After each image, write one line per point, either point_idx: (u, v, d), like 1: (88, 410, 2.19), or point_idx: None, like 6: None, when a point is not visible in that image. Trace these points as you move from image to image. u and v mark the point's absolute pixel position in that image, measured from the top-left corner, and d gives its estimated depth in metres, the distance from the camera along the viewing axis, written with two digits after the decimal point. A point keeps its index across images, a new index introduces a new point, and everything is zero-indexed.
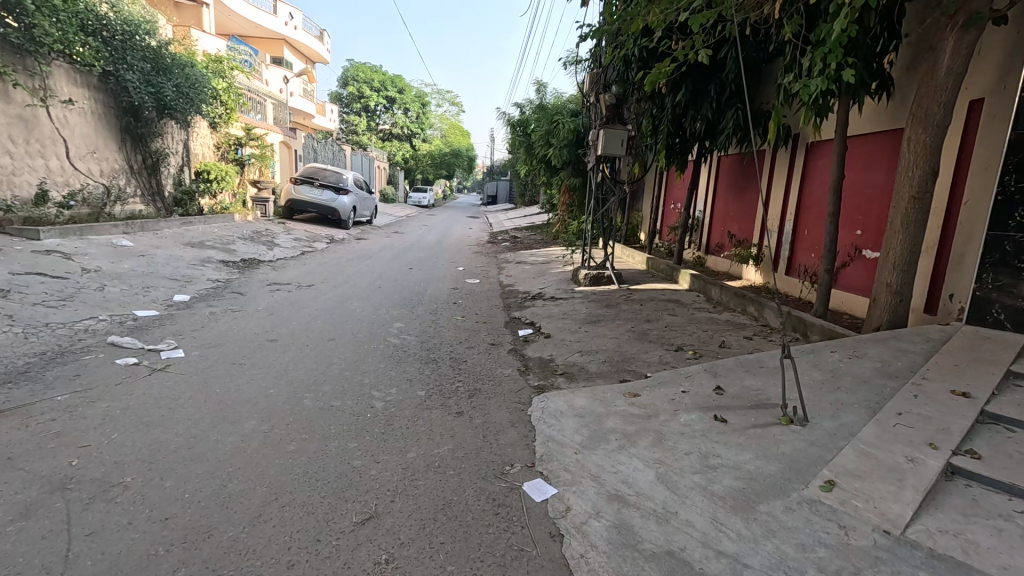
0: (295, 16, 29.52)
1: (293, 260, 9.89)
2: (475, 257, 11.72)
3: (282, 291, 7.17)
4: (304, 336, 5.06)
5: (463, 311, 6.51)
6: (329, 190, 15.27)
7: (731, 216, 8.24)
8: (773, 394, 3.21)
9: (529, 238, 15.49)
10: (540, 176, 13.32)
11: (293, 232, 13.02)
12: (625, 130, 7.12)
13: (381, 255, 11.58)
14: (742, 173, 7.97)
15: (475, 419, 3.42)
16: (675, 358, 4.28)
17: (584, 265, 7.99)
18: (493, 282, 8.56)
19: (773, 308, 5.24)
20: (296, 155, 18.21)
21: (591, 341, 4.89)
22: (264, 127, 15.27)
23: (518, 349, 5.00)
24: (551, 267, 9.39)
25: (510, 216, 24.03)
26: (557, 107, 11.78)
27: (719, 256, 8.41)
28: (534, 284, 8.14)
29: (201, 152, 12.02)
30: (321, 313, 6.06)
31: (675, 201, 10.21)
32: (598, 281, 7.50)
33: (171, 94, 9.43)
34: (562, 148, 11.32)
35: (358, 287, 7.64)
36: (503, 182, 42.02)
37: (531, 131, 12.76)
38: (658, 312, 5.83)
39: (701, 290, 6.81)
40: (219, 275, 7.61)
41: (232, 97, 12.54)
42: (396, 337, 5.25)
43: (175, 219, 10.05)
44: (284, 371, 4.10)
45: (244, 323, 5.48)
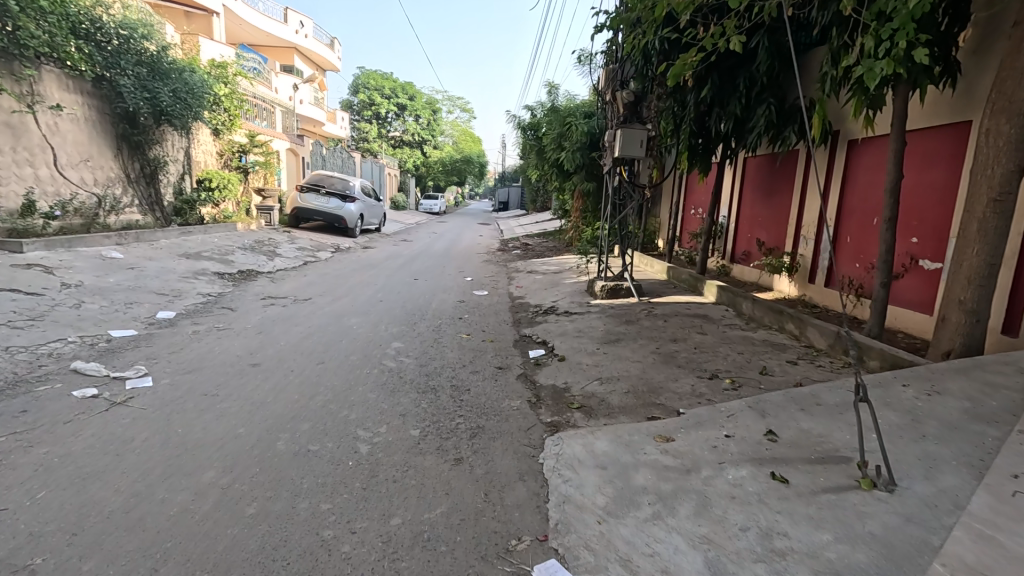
0: (305, 24, 29.46)
1: (293, 271, 9.45)
2: (484, 267, 11.20)
3: (276, 306, 6.71)
4: (291, 360, 4.55)
5: (469, 328, 5.96)
6: (336, 198, 14.91)
7: (759, 221, 7.62)
8: (841, 442, 2.61)
9: (540, 246, 14.95)
10: (552, 181, 12.80)
11: (297, 241, 12.63)
12: (644, 129, 6.55)
13: (386, 264, 11.10)
14: (772, 175, 7.35)
15: (475, 468, 2.87)
16: (712, 390, 3.68)
17: (600, 276, 7.42)
18: (503, 294, 8.02)
19: (817, 327, 4.63)
20: (303, 162, 17.92)
21: (612, 366, 4.30)
22: (270, 133, 14.98)
23: (528, 374, 4.44)
24: (564, 277, 8.83)
25: (521, 223, 23.53)
26: (569, 109, 11.27)
27: (746, 265, 7.79)
28: (546, 296, 7.59)
29: (203, 160, 11.73)
30: (314, 331, 5.56)
31: (696, 206, 9.61)
32: (616, 293, 6.92)
33: (168, 100, 9.07)
34: (575, 152, 10.79)
35: (358, 301, 7.15)
36: (514, 189, 41.59)
37: (543, 134, 12.25)
38: (686, 330, 5.23)
39: (730, 303, 6.20)
40: (212, 288, 7.18)
41: (235, 104, 12.23)
42: (393, 359, 4.72)
43: (173, 230, 9.70)
44: (260, 404, 3.59)
45: (228, 344, 5.00)
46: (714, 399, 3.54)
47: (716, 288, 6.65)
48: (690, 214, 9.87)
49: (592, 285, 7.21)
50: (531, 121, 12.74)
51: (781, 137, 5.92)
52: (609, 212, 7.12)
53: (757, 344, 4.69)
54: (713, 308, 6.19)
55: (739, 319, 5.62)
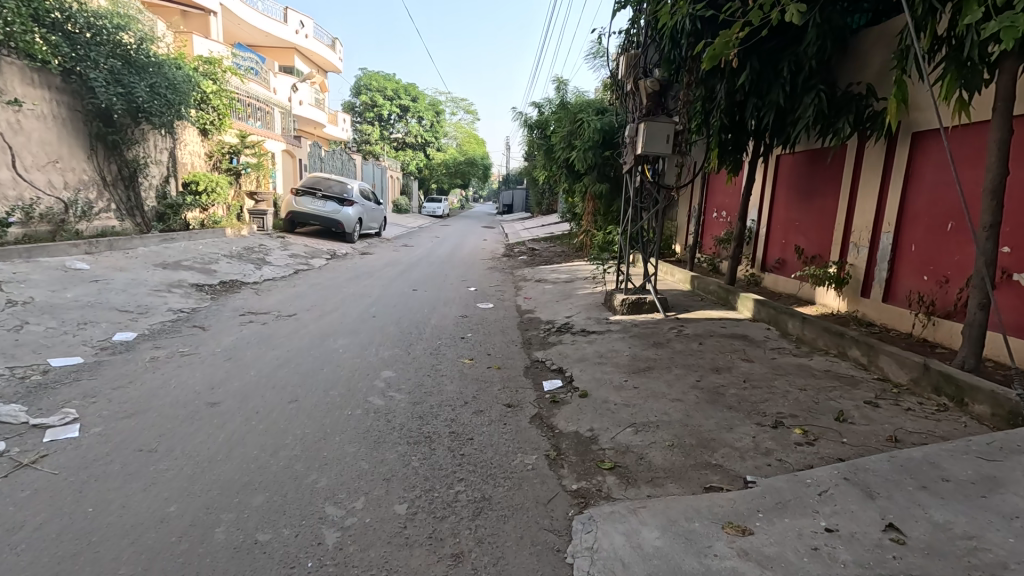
0: (305, 24, 28.83)
1: (282, 281, 8.72)
2: (489, 275, 10.42)
3: (256, 324, 5.98)
4: (258, 397, 3.79)
5: (472, 351, 5.19)
6: (333, 201, 14.18)
7: (796, 226, 6.82)
8: (1006, 553, 1.82)
9: (548, 251, 14.18)
10: (561, 183, 12.02)
11: (290, 248, 11.90)
12: (671, 122, 5.77)
13: (383, 272, 10.35)
14: (810, 174, 6.56)
15: (480, 573, 2.09)
16: (781, 444, 2.89)
17: (619, 288, 6.63)
18: (510, 307, 7.24)
19: (894, 355, 3.82)
20: (300, 164, 17.22)
21: (647, 408, 3.51)
22: (264, 133, 14.30)
23: (543, 415, 3.66)
24: (577, 288, 8.04)
25: (526, 226, 22.78)
26: (580, 105, 10.49)
27: (783, 275, 6.98)
28: (558, 310, 6.80)
29: (190, 161, 11.05)
30: (293, 355, 4.81)
31: (719, 210, 8.81)
32: (638, 308, 6.13)
33: (144, 95, 8.31)
34: (586, 151, 10.02)
35: (348, 316, 6.39)
36: (519, 192, 40.97)
37: (551, 133, 11.47)
38: (729, 357, 4.43)
39: (772, 321, 5.41)
40: (187, 303, 6.45)
41: (225, 102, 11.54)
42: (381, 395, 3.96)
43: (154, 236, 9.02)
44: (207, 465, 2.82)
45: (188, 373, 4.25)
46: (787, 459, 2.74)
47: (753, 302, 5.85)
48: (711, 218, 9.06)
49: (610, 298, 6.43)
50: (538, 119, 11.96)
51: (833, 130, 5.11)
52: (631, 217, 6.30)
53: (820, 376, 3.89)
54: (752, 327, 5.40)
55: (788, 342, 4.82)
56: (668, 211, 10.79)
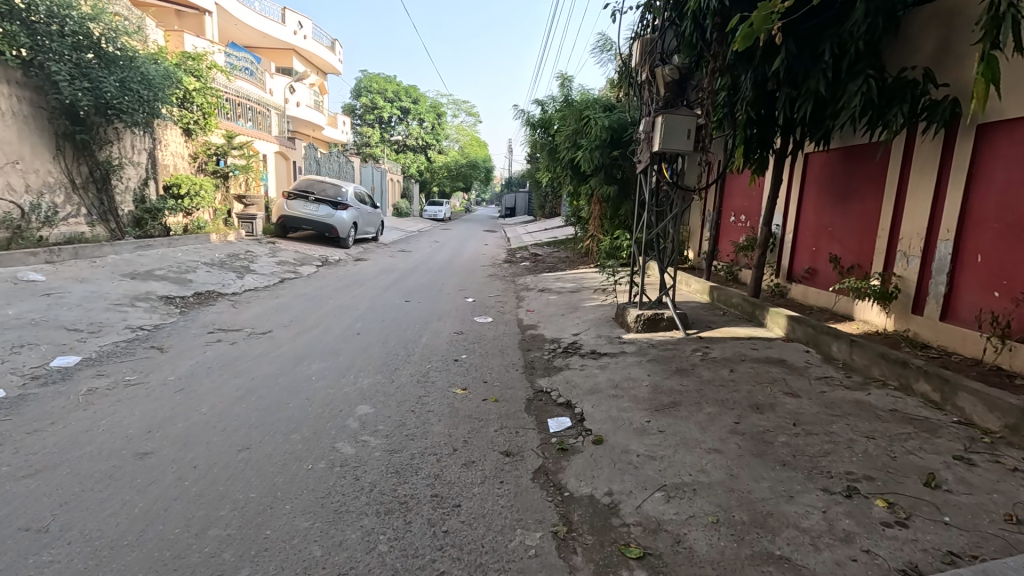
0: (304, 25, 28.25)
1: (264, 292, 8.07)
2: (489, 283, 9.75)
3: (223, 343, 5.30)
4: (202, 444, 3.12)
5: (466, 377, 4.51)
6: (326, 204, 13.54)
7: (829, 232, 6.13)
8: None
9: (552, 256, 13.50)
10: (566, 184, 11.35)
11: (279, 254, 11.26)
12: (692, 115, 5.10)
13: (376, 281, 9.70)
14: (847, 174, 5.86)
15: None
16: (863, 525, 2.19)
17: (632, 302, 5.94)
18: (510, 322, 6.56)
19: (981, 394, 3.11)
20: (294, 166, 16.60)
21: (678, 463, 2.82)
22: (255, 134, 13.70)
23: (549, 468, 2.97)
24: (584, 299, 7.35)
25: (529, 230, 22.08)
26: (586, 102, 9.81)
27: (815, 286, 6.28)
28: (564, 325, 6.12)
29: (172, 163, 10.46)
30: (257, 384, 4.14)
31: (736, 214, 8.15)
32: (655, 325, 5.44)
33: (114, 91, 7.69)
34: (593, 150, 9.33)
35: (329, 334, 5.72)
36: (522, 195, 40.32)
37: (555, 132, 10.80)
38: (769, 390, 3.73)
39: (812, 341, 4.71)
40: (150, 319, 5.79)
41: (209, 101, 10.95)
42: (352, 440, 3.28)
43: (128, 242, 8.41)
44: (105, 556, 2.14)
45: (126, 410, 3.58)
46: (878, 551, 2.04)
47: (786, 319, 5.16)
48: (728, 223, 8.39)
49: (622, 314, 5.74)
50: (542, 117, 11.25)
51: (883, 121, 4.41)
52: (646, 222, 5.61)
53: (887, 418, 3.19)
54: (788, 349, 4.70)
55: (834, 370, 4.12)
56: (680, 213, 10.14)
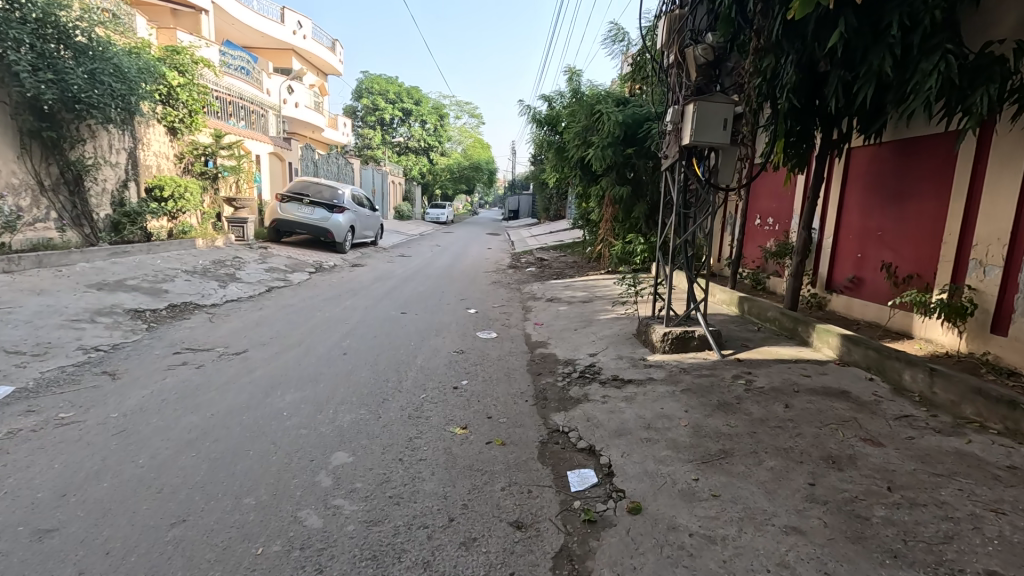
0: (304, 25, 27.70)
1: (247, 303, 7.39)
2: (492, 291, 9.07)
3: (187, 366, 4.61)
4: (125, 516, 2.42)
5: (466, 413, 3.80)
6: (321, 207, 12.89)
7: (879, 237, 5.43)
8: None
9: (559, 261, 12.81)
10: (575, 185, 10.66)
11: (269, 260, 10.59)
12: (729, 102, 4.40)
13: (371, 289, 9.03)
14: (902, 171, 5.16)
15: None
16: None
17: (656, 317, 5.21)
18: (516, 338, 5.85)
19: None
20: (288, 168, 15.96)
21: (749, 551, 2.11)
22: (247, 134, 13.07)
23: (573, 551, 2.25)
24: (598, 311, 6.65)
25: (533, 233, 21.37)
26: (596, 96, 9.10)
27: (863, 298, 5.57)
28: (578, 343, 5.41)
29: (155, 163, 9.84)
30: (216, 422, 3.45)
31: (763, 216, 7.50)
32: (684, 345, 4.72)
33: (82, 83, 7.06)
34: (605, 147, 8.61)
35: (312, 355, 5.02)
36: (526, 198, 39.71)
37: (563, 129, 10.10)
38: (840, 433, 3.02)
39: (875, 367, 3.99)
40: (109, 337, 5.11)
41: (195, 98, 10.37)
42: (319, 505, 2.58)
43: (101, 248, 7.77)
44: None
45: (43, 462, 2.87)
46: None
47: (839, 339, 4.44)
48: (753, 226, 7.74)
49: (645, 331, 5.03)
50: (548, 113, 10.54)
51: (963, 105, 3.68)
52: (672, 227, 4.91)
53: (1009, 480, 2.48)
54: (846, 376, 3.99)
55: (912, 406, 3.40)
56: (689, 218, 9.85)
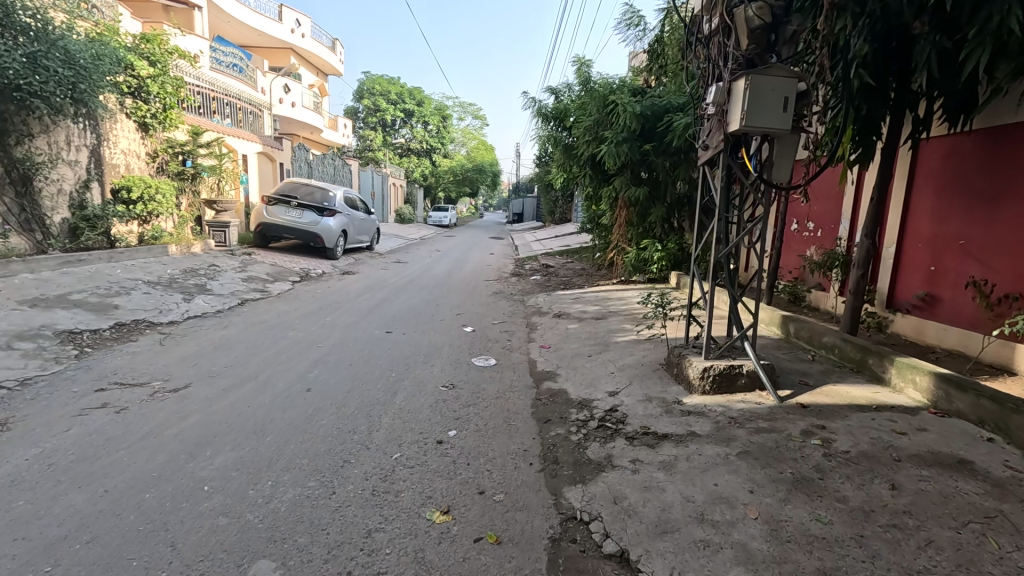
0: (304, 23, 26.93)
1: (211, 319, 6.46)
2: (493, 304, 8.14)
3: (105, 410, 3.67)
4: None
5: (449, 485, 2.84)
6: (311, 210, 11.97)
7: (960, 246, 4.47)
8: None
9: (566, 269, 11.88)
10: (585, 185, 9.71)
11: (250, 268, 9.70)
12: (792, 77, 3.45)
13: (358, 301, 8.10)
14: (995, 168, 4.20)
15: None
16: None
17: (690, 344, 4.24)
18: (519, 367, 4.90)
19: None
20: (279, 169, 15.08)
21: None
22: (232, 132, 12.20)
23: None
24: (615, 333, 5.70)
25: (538, 238, 20.37)
26: (608, 85, 8.11)
27: (942, 321, 4.60)
28: (594, 376, 4.44)
29: (124, 162, 8.98)
30: (104, 507, 2.51)
31: (800, 221, 6.64)
32: (729, 383, 3.74)
33: (19, 68, 6.23)
34: (620, 143, 7.65)
35: (267, 394, 4.08)
36: (530, 201, 38.90)
37: (572, 124, 9.11)
38: (994, 544, 2.06)
39: (993, 423, 3.03)
40: (21, 370, 4.19)
41: (169, 91, 9.53)
42: None
43: (50, 256, 6.90)
44: None
45: None
46: None
47: (932, 379, 3.47)
48: (791, 232, 6.85)
49: (678, 363, 4.06)
50: (555, 107, 9.53)
51: None
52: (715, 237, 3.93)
53: None
54: (954, 434, 3.02)
55: None
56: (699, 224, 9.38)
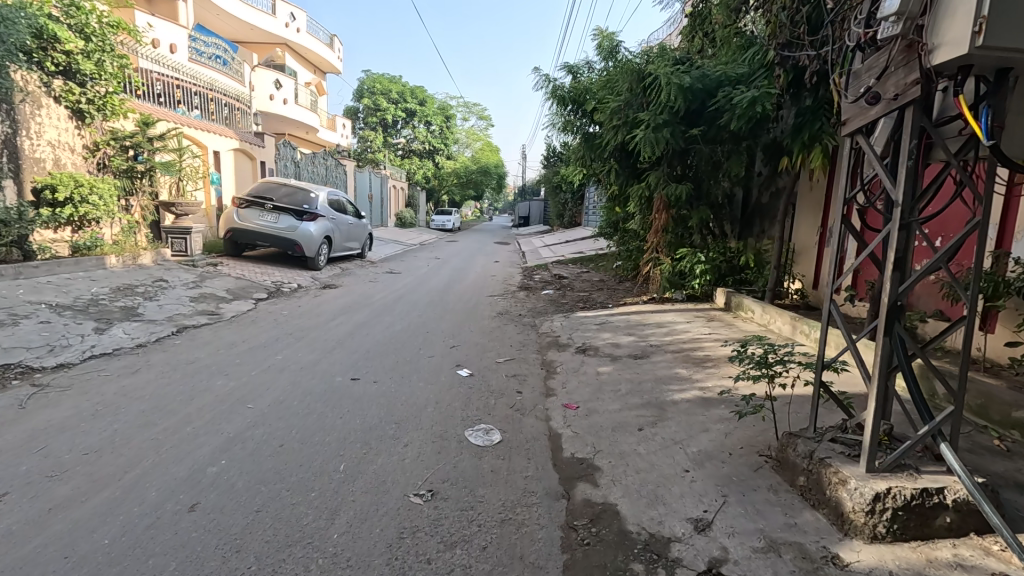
0: (298, 17, 25.43)
1: (120, 359, 4.83)
2: (498, 331, 6.50)
3: None
4: None
5: None
6: (288, 214, 10.40)
7: None
8: None
9: (583, 281, 10.24)
10: (608, 182, 8.09)
11: (207, 284, 8.10)
12: None
13: (328, 327, 6.46)
14: None
15: None
16: None
17: (822, 435, 2.58)
18: (536, 451, 3.24)
19: None
20: (259, 167, 13.53)
21: None
22: (199, 126, 10.67)
23: None
24: (668, 389, 4.04)
25: (548, 242, 18.77)
26: (643, 56, 6.49)
27: None
28: (657, 478, 2.77)
29: (49, 154, 7.43)
30: None
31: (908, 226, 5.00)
32: (922, 522, 2.09)
33: None
34: (659, 127, 6.04)
35: (115, 521, 2.43)
36: (536, 204, 37.36)
37: (593, 107, 7.47)
38: None
39: None
40: None
41: (108, 72, 7.97)
42: None
43: None
44: None
45: None
46: None
47: None
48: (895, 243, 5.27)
49: (817, 473, 2.37)
50: (573, 88, 7.93)
51: None
52: (893, 258, 2.17)
53: None
54: None
55: None
56: (744, 230, 7.75)
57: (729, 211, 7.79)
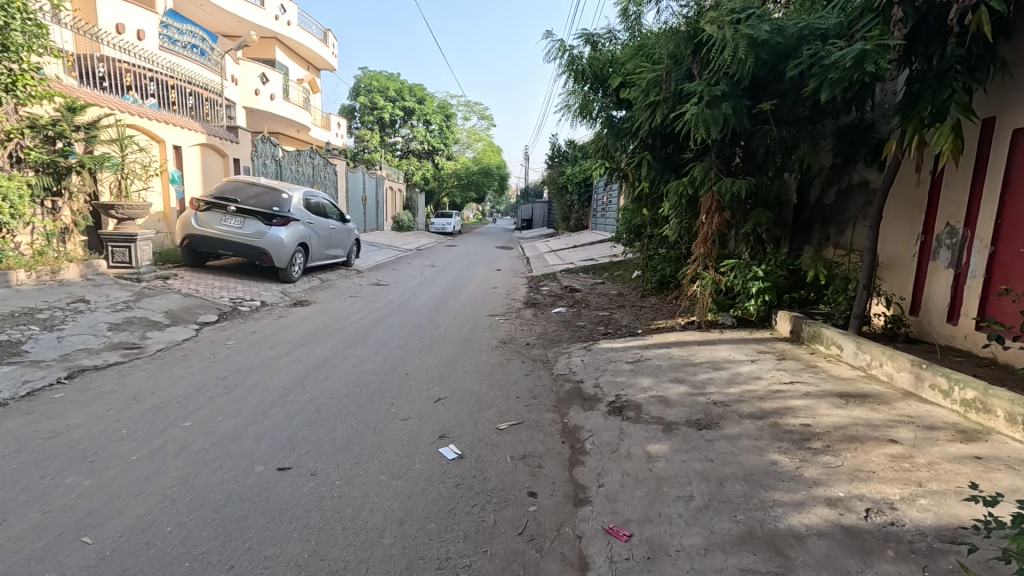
0: (288, 8, 23.93)
1: None
2: (500, 370, 4.96)
3: None
4: None
5: None
6: (254, 217, 8.85)
7: None
8: None
9: (601, 295, 8.70)
10: (639, 177, 6.55)
11: (144, 304, 6.57)
12: None
13: (277, 367, 4.93)
14: None
15: None
16: None
17: None
18: None
19: None
20: (231, 165, 12.00)
21: None
22: (150, 114, 9.15)
23: None
24: (776, 504, 2.48)
25: (555, 247, 17.19)
26: (691, 10, 5.01)
27: None
28: None
29: None
30: None
31: None
32: None
33: None
34: (718, 100, 4.55)
35: None
36: (540, 205, 35.82)
37: (620, 82, 5.93)
38: None
39: None
40: None
41: (19, 43, 6.41)
42: None
43: None
44: None
45: None
46: None
47: None
48: None
49: None
50: (594, 60, 6.39)
51: None
52: None
53: None
54: None
55: None
56: (801, 238, 6.29)
57: (780, 213, 6.32)
